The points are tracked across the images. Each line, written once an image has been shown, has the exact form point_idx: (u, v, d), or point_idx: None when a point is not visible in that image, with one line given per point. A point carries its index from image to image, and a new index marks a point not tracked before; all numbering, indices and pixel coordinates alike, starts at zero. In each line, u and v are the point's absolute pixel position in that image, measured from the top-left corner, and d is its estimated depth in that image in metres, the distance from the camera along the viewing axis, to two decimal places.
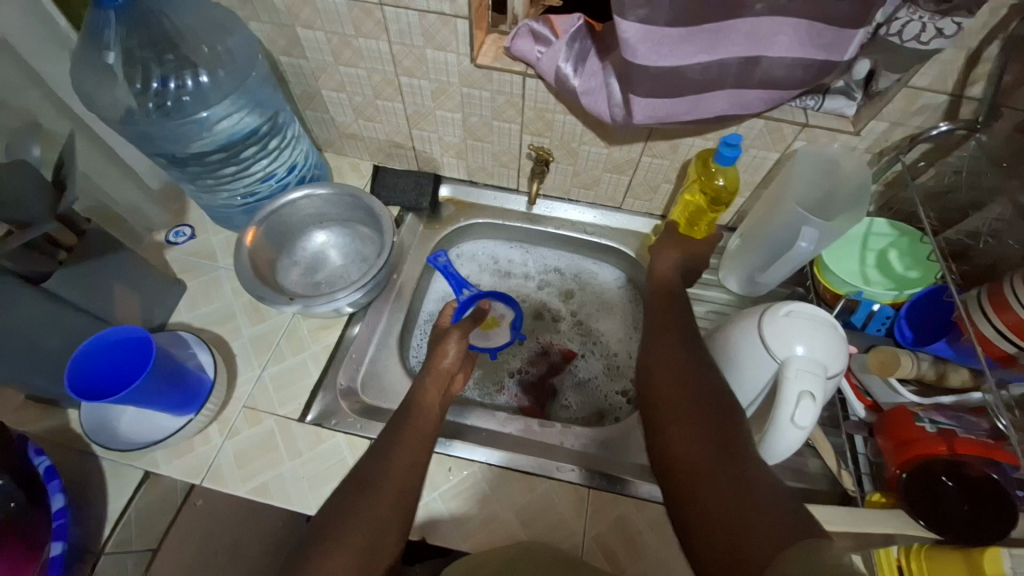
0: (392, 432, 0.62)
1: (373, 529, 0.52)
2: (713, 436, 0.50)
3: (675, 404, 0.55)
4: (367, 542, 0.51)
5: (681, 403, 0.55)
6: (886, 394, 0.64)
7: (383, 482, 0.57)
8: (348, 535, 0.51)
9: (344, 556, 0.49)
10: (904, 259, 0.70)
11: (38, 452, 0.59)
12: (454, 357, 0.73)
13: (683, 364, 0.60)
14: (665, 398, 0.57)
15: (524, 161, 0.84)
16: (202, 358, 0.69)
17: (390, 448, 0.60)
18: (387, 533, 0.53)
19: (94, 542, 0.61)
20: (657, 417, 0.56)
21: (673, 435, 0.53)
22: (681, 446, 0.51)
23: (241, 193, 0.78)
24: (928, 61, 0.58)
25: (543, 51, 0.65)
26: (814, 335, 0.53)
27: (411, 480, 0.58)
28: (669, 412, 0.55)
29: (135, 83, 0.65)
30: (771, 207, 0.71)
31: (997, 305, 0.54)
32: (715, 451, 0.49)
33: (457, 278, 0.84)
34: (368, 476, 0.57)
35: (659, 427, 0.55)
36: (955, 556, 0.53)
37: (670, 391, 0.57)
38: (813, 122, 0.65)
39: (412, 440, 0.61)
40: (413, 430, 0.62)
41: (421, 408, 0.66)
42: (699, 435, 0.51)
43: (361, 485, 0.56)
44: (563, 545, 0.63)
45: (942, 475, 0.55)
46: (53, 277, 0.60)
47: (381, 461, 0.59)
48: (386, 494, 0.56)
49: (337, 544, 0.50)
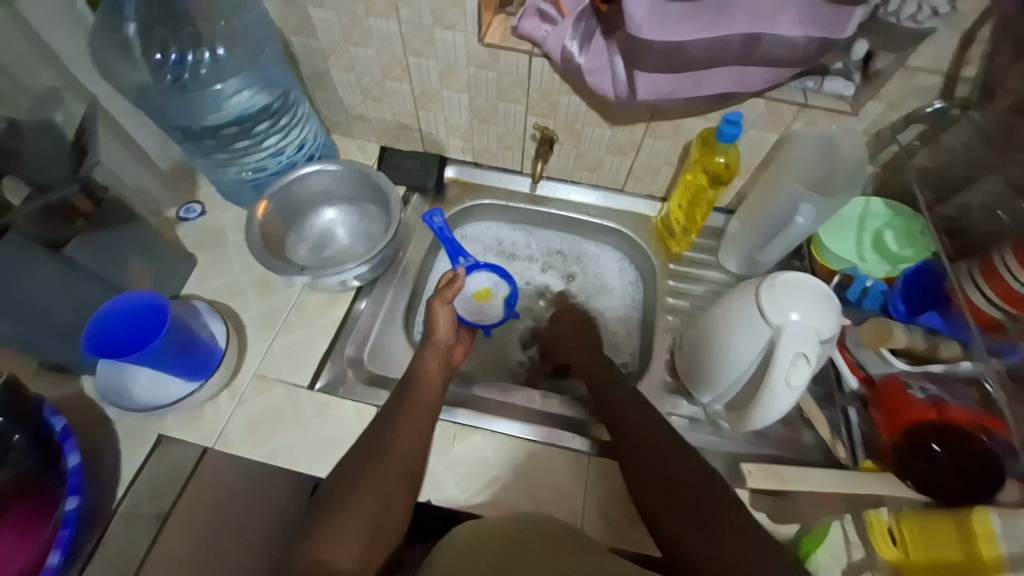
0: (393, 406, 0.64)
1: (379, 504, 0.55)
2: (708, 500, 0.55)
3: (658, 476, 0.59)
4: (371, 521, 0.54)
5: (660, 472, 0.59)
6: (879, 366, 0.66)
7: (389, 453, 0.59)
8: (355, 513, 0.53)
9: (352, 533, 0.52)
10: (899, 239, 0.71)
11: (55, 414, 0.59)
12: (445, 329, 0.75)
13: (650, 426, 0.64)
14: (644, 470, 0.60)
15: (528, 142, 0.86)
16: (215, 328, 0.71)
17: (396, 421, 0.62)
18: (393, 508, 0.56)
19: (106, 504, 0.63)
20: (641, 492, 0.59)
21: (658, 493, 0.58)
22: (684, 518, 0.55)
23: (250, 168, 0.79)
24: (924, 42, 0.59)
25: (549, 30, 0.67)
26: (808, 303, 0.55)
27: (415, 451, 0.61)
28: (654, 486, 0.58)
29: (152, 55, 0.68)
30: (769, 186, 0.72)
31: (987, 273, 0.56)
32: (685, 481, 0.57)
33: (453, 244, 0.83)
34: (374, 448, 0.59)
35: (651, 502, 0.58)
36: (946, 520, 0.54)
37: (649, 461, 0.60)
38: (812, 102, 0.66)
39: (417, 415, 0.63)
40: (415, 402, 0.65)
41: (422, 382, 0.68)
42: (683, 496, 0.56)
43: (369, 455, 0.59)
44: (565, 509, 0.65)
45: (930, 443, 0.58)
46: (71, 244, 0.62)
47: (389, 429, 0.61)
48: (391, 474, 0.57)
49: (343, 520, 0.53)
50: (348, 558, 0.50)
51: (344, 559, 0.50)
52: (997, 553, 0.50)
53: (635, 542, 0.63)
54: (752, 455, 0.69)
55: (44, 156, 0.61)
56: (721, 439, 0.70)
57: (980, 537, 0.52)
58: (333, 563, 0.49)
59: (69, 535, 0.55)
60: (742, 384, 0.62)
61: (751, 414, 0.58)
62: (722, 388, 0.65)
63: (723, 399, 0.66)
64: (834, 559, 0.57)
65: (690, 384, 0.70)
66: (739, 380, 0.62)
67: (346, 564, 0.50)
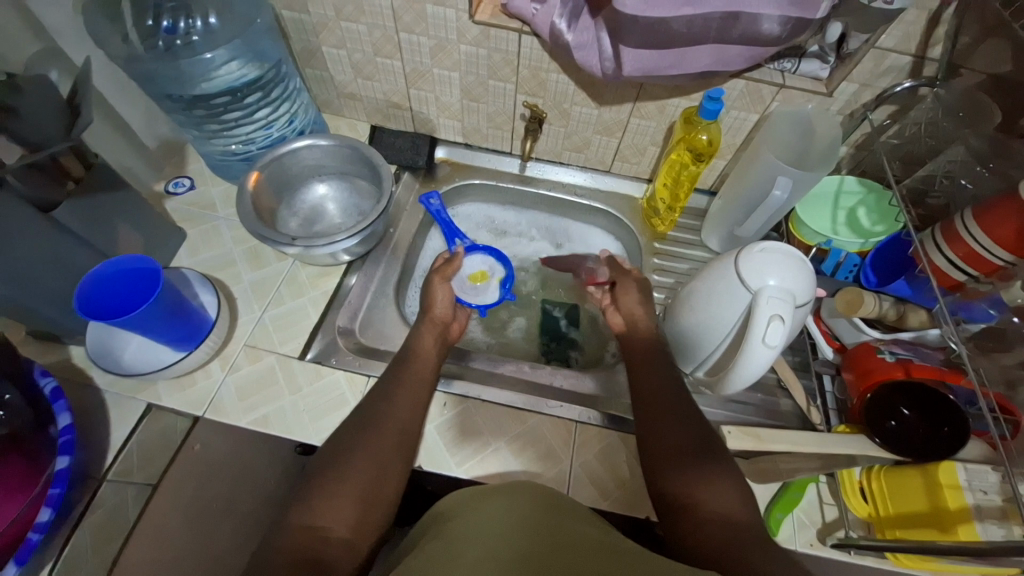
0: (390, 380, 0.64)
1: (375, 473, 0.54)
2: (725, 492, 0.53)
3: (681, 460, 0.57)
4: (366, 489, 0.53)
5: (682, 454, 0.58)
6: (852, 334, 0.69)
7: (383, 423, 0.59)
8: (350, 482, 0.53)
9: (347, 501, 0.51)
10: (871, 215, 0.74)
11: (44, 374, 0.61)
12: (444, 306, 0.76)
13: (678, 408, 0.62)
14: (660, 445, 0.60)
15: (518, 122, 0.87)
16: (205, 298, 0.72)
17: (388, 395, 0.62)
18: (388, 479, 0.55)
19: (97, 468, 0.63)
20: (660, 463, 0.58)
21: (658, 459, 0.59)
22: (712, 504, 0.52)
23: (239, 140, 0.80)
24: (893, 22, 0.62)
25: (538, 8, 0.69)
26: (785, 269, 0.58)
27: (409, 423, 0.61)
28: (672, 467, 0.57)
29: (144, 22, 0.69)
30: (749, 163, 0.75)
31: (949, 238, 0.60)
32: (693, 451, 0.58)
33: (450, 226, 0.88)
34: (369, 417, 0.59)
35: (667, 474, 0.57)
36: (914, 471, 0.59)
37: (676, 444, 0.59)
38: (789, 83, 0.69)
39: (410, 386, 0.64)
40: (410, 372, 0.66)
41: (419, 356, 0.68)
42: (684, 463, 0.57)
43: (362, 426, 0.58)
44: (553, 472, 0.67)
45: (901, 406, 0.60)
46: (60, 207, 0.63)
47: (382, 403, 0.61)
48: (384, 444, 0.57)
49: (338, 489, 0.52)
50: (344, 526, 0.50)
51: (340, 527, 0.50)
52: (963, 504, 0.54)
53: (620, 503, 0.65)
54: (731, 421, 0.72)
55: (35, 111, 0.60)
56: (703, 405, 0.73)
57: (948, 491, 0.56)
58: (328, 530, 0.49)
59: (60, 492, 0.56)
60: (723, 349, 0.64)
61: (729, 376, 0.60)
62: (703, 354, 0.67)
63: (705, 366, 0.68)
64: (808, 515, 0.64)
65: (673, 353, 0.72)
66: (719, 345, 0.65)
67: (341, 534, 0.49)
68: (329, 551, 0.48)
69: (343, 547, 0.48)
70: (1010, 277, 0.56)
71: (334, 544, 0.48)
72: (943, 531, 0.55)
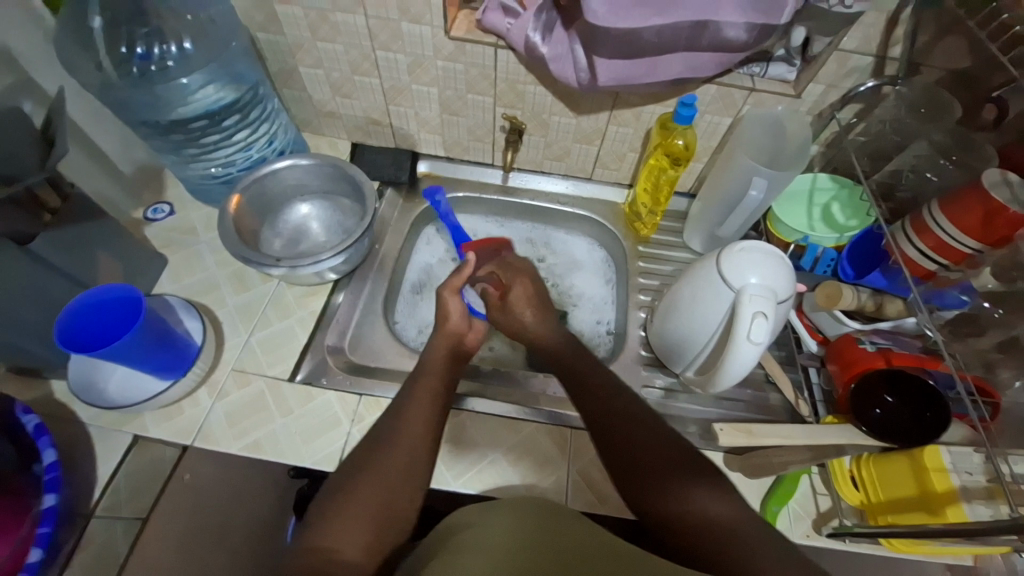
0: (405, 396, 0.60)
1: (385, 492, 0.52)
2: (702, 496, 0.50)
3: (665, 474, 0.52)
4: (379, 506, 0.51)
5: (663, 469, 0.53)
6: (833, 327, 0.70)
7: (398, 438, 0.56)
8: (361, 501, 0.51)
9: (357, 520, 0.50)
10: (845, 210, 0.77)
11: (26, 411, 0.59)
12: (458, 317, 0.70)
13: (646, 418, 0.57)
14: (630, 453, 0.55)
15: (498, 134, 0.88)
16: (190, 324, 0.71)
17: (400, 411, 0.58)
18: (400, 498, 0.52)
19: (84, 504, 0.61)
20: (636, 474, 0.53)
21: (626, 458, 0.54)
22: (694, 509, 0.49)
23: (219, 163, 0.80)
24: (854, 24, 0.65)
25: (512, 22, 0.70)
26: (763, 267, 0.60)
27: (425, 438, 0.57)
28: (654, 480, 0.52)
29: (118, 49, 0.69)
30: (724, 166, 0.77)
31: (918, 229, 0.62)
32: (660, 449, 0.54)
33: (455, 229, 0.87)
34: (382, 432, 0.57)
35: (654, 487, 0.52)
36: (902, 459, 0.61)
37: (661, 457, 0.53)
38: (759, 86, 0.72)
39: (422, 399, 0.60)
40: (425, 386, 0.61)
41: (426, 369, 0.64)
42: (656, 463, 0.53)
43: (375, 446, 0.55)
44: (550, 479, 0.67)
45: (884, 393, 0.62)
46: (38, 238, 0.61)
47: (394, 421, 0.58)
48: (396, 463, 0.54)
49: (350, 509, 0.50)
50: (354, 548, 0.48)
51: (349, 549, 0.48)
52: (949, 487, 0.57)
53: (617, 506, 0.66)
54: (723, 419, 0.72)
55: (10, 141, 0.59)
56: (695, 405, 0.74)
57: (934, 475, 0.58)
58: (338, 552, 0.47)
59: (47, 532, 0.55)
60: (710, 348, 0.65)
61: (718, 374, 0.61)
62: (692, 354, 0.68)
63: (694, 366, 0.69)
64: (803, 506, 0.65)
65: (664, 355, 0.73)
66: (707, 344, 0.66)
67: (352, 556, 0.47)
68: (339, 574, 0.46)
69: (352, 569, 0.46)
70: (977, 265, 0.59)
71: (343, 566, 0.46)
72: (933, 513, 0.56)
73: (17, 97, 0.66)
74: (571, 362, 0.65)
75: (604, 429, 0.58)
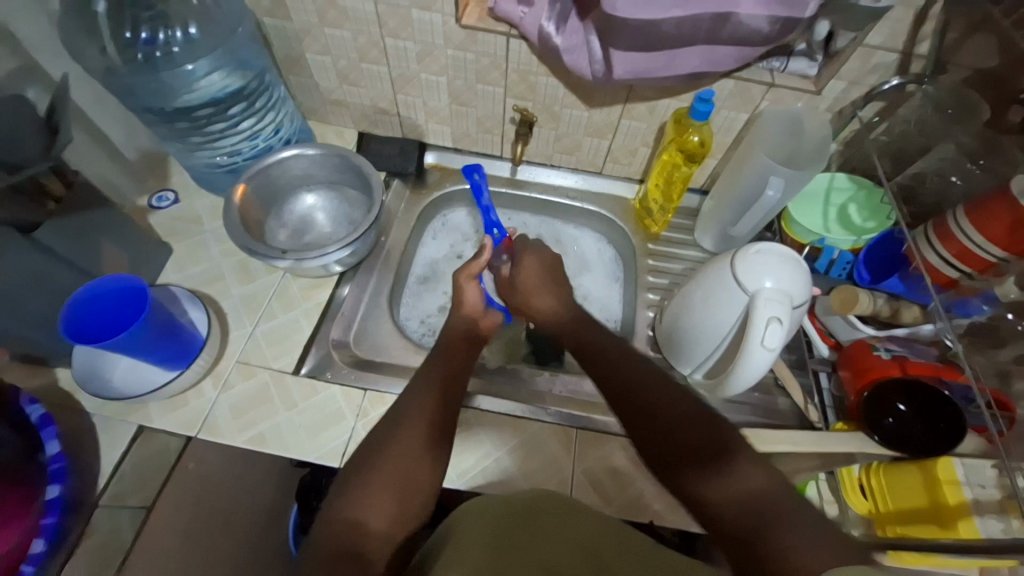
0: (416, 377, 0.58)
1: (404, 463, 0.50)
2: (732, 477, 0.44)
3: (694, 457, 0.47)
4: (400, 481, 0.49)
5: (694, 452, 0.47)
6: (847, 332, 0.69)
7: (414, 413, 0.54)
8: (383, 473, 0.49)
9: (381, 491, 0.48)
10: (862, 212, 0.75)
11: (32, 401, 0.59)
12: (472, 302, 0.70)
13: (668, 392, 0.52)
14: (657, 435, 0.50)
15: (508, 126, 0.86)
16: (195, 315, 0.70)
17: (418, 390, 0.57)
18: (420, 471, 0.50)
19: (89, 493, 0.61)
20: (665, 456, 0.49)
21: (653, 433, 0.50)
22: (729, 488, 0.44)
23: (225, 153, 0.79)
24: (881, 20, 0.63)
25: (526, 11, 0.68)
26: (780, 271, 0.59)
27: (445, 420, 0.55)
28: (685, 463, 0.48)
29: (122, 35, 0.68)
30: (739, 164, 0.75)
31: (942, 236, 0.60)
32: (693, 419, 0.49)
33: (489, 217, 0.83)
34: (399, 408, 0.55)
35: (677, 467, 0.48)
36: (914, 471, 0.60)
37: (691, 434, 0.48)
38: (779, 82, 0.69)
39: (441, 375, 0.59)
40: (438, 368, 0.60)
41: (447, 350, 0.63)
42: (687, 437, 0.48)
43: (393, 423, 0.53)
44: (554, 481, 0.67)
45: (897, 402, 0.61)
46: (43, 227, 0.61)
47: (409, 398, 0.56)
48: (413, 439, 0.52)
49: (375, 480, 0.49)
50: (380, 518, 0.47)
51: (376, 520, 0.47)
52: (960, 499, 0.56)
53: (622, 506, 0.65)
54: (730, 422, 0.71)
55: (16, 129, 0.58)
56: None
57: (946, 486, 0.57)
58: (365, 524, 0.46)
59: (53, 522, 0.56)
60: (720, 351, 0.64)
61: (728, 379, 0.60)
62: (701, 357, 0.67)
63: (703, 369, 0.68)
64: None
65: (671, 356, 0.72)
66: (717, 347, 0.65)
67: (378, 526, 0.46)
68: (368, 545, 0.45)
69: (381, 539, 0.46)
70: (1002, 273, 0.58)
71: (373, 539, 0.45)
72: (943, 526, 0.56)
73: (21, 84, 0.64)
74: (580, 334, 0.63)
75: (625, 403, 0.54)
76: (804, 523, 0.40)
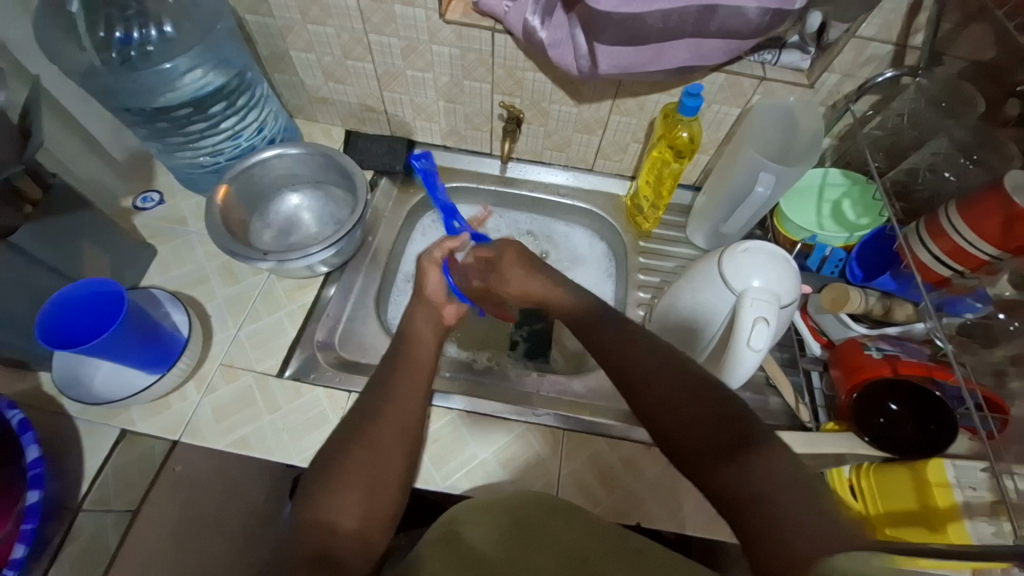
0: (389, 374, 0.57)
1: (372, 463, 0.49)
2: (749, 464, 0.41)
3: (712, 444, 0.43)
4: (369, 479, 0.48)
5: (698, 444, 0.44)
6: (838, 330, 0.68)
7: (387, 412, 0.54)
8: (352, 469, 0.48)
9: (350, 489, 0.47)
10: (856, 208, 0.74)
11: (11, 406, 0.59)
12: (437, 288, 0.69)
13: (672, 371, 0.48)
14: (663, 415, 0.46)
15: (496, 122, 0.85)
16: (177, 317, 0.70)
17: (390, 389, 0.56)
18: (388, 470, 0.50)
19: (72, 497, 0.61)
20: (662, 430, 0.46)
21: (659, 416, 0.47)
22: (741, 477, 0.40)
23: (206, 153, 0.77)
24: (873, 11, 0.61)
25: (510, 6, 0.67)
26: (768, 270, 0.58)
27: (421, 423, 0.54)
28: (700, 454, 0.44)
29: (96, 34, 0.67)
30: (730, 161, 0.74)
31: (934, 233, 0.59)
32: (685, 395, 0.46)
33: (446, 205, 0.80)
34: (368, 408, 0.54)
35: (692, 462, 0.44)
36: (901, 470, 0.59)
37: (692, 417, 0.45)
38: (770, 76, 0.68)
39: (411, 376, 0.58)
40: (414, 375, 0.58)
41: (426, 349, 0.61)
42: (694, 417, 0.45)
43: (359, 425, 0.52)
44: (540, 483, 0.66)
45: (888, 402, 0.60)
46: (20, 231, 0.60)
47: (381, 397, 0.55)
48: (385, 434, 0.52)
49: (342, 477, 0.48)
50: (350, 516, 0.46)
51: (346, 518, 0.45)
52: (951, 502, 0.55)
53: (610, 507, 0.64)
54: None
55: None
56: None
57: (937, 489, 0.56)
58: (335, 522, 0.45)
59: (32, 528, 0.55)
60: (707, 352, 0.63)
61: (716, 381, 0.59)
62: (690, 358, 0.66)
63: None
64: None
65: None
66: (705, 348, 0.64)
67: (348, 523, 0.45)
68: (339, 544, 0.44)
69: (351, 538, 0.44)
70: (995, 272, 0.57)
71: (344, 536, 0.44)
72: (933, 530, 0.55)
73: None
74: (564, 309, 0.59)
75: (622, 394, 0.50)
76: (799, 493, 0.38)
